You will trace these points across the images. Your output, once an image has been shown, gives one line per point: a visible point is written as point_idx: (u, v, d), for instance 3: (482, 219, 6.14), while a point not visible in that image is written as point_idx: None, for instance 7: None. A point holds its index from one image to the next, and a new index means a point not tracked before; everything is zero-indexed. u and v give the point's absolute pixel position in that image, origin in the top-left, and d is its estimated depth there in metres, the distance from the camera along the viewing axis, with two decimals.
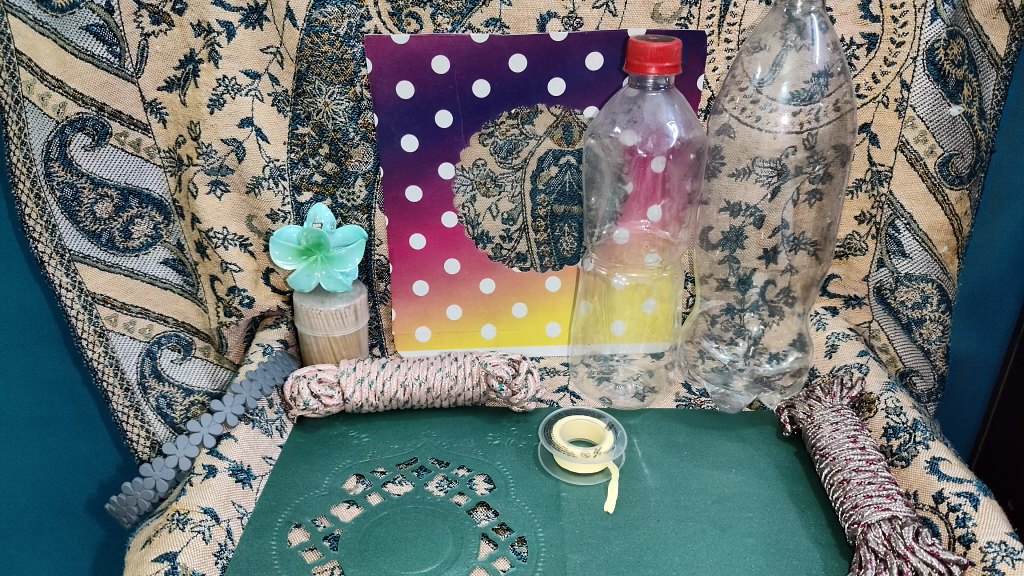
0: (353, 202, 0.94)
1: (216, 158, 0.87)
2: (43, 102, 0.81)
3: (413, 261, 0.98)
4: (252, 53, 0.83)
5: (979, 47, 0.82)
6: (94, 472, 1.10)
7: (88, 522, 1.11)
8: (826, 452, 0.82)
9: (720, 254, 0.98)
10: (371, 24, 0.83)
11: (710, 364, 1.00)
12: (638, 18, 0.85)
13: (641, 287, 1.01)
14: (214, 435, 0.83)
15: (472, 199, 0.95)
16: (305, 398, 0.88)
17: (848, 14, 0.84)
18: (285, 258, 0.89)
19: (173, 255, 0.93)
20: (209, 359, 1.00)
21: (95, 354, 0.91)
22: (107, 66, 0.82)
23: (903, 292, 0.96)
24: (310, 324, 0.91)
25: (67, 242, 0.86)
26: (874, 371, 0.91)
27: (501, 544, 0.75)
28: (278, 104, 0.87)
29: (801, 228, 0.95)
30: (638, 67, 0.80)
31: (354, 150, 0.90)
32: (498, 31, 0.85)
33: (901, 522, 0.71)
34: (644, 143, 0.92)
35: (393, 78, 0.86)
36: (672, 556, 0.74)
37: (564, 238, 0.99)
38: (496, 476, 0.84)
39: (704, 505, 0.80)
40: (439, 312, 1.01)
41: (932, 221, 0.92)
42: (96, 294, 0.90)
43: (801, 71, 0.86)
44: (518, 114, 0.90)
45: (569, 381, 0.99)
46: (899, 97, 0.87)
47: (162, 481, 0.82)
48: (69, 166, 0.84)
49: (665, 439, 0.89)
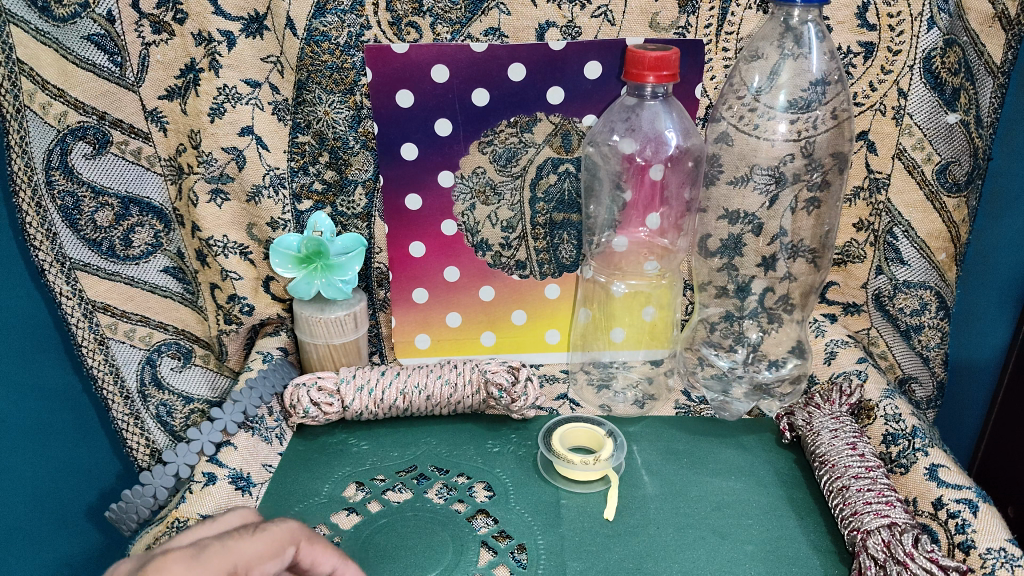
0: (353, 210, 0.94)
1: (216, 167, 0.88)
2: (44, 111, 0.81)
3: (413, 269, 0.98)
4: (252, 63, 0.83)
5: (975, 54, 0.83)
6: (94, 481, 1.10)
7: (88, 531, 1.12)
8: (826, 459, 0.82)
9: (719, 261, 0.99)
10: (371, 33, 0.84)
11: (710, 372, 1.00)
12: (637, 27, 0.85)
13: (641, 295, 1.03)
14: (214, 443, 0.85)
15: (472, 207, 0.95)
16: (305, 406, 0.87)
17: (844, 22, 0.84)
18: (285, 266, 0.89)
19: (173, 263, 0.94)
20: (209, 367, 1.00)
21: (95, 362, 0.91)
22: (107, 75, 0.82)
23: (901, 299, 0.96)
24: (310, 332, 0.91)
25: (67, 250, 0.87)
26: (873, 378, 0.91)
27: (501, 551, 0.75)
28: (279, 113, 0.87)
29: (801, 235, 0.95)
30: (637, 76, 0.80)
31: (354, 158, 0.91)
32: (497, 40, 0.85)
33: (901, 528, 0.71)
34: (642, 151, 0.92)
35: (393, 87, 0.87)
36: (672, 563, 0.74)
37: (562, 246, 0.99)
38: (495, 483, 0.84)
39: (704, 512, 0.80)
40: (440, 320, 1.02)
41: (930, 229, 0.92)
42: (96, 302, 0.90)
43: (799, 80, 0.86)
44: (518, 122, 0.90)
45: (569, 389, 0.99)
46: (897, 105, 0.87)
47: (162, 489, 0.84)
48: (69, 174, 0.84)
49: (665, 447, 0.89)
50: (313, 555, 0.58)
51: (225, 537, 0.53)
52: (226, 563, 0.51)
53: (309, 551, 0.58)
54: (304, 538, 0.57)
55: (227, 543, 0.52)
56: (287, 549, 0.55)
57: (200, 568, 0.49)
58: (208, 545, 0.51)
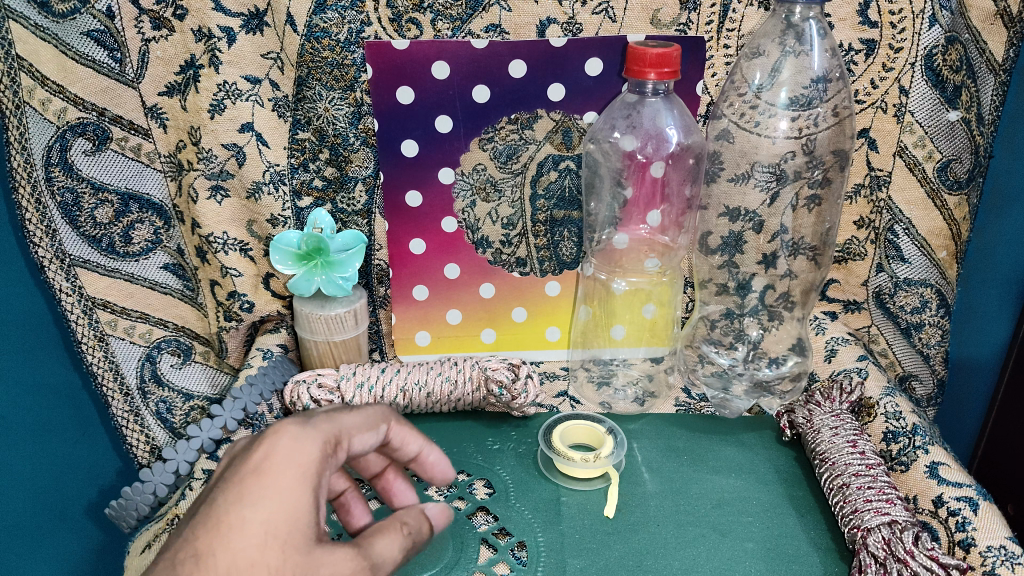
0: (353, 207, 0.94)
1: (216, 163, 0.88)
2: (43, 107, 0.81)
3: (413, 266, 0.98)
4: (253, 59, 0.83)
5: (977, 52, 0.83)
6: (94, 476, 1.10)
7: (88, 527, 1.11)
8: (826, 457, 0.82)
9: (720, 258, 0.99)
10: (371, 29, 0.83)
11: (710, 369, 1.00)
12: (638, 23, 0.85)
13: (641, 292, 1.03)
14: (214, 439, 0.86)
15: (472, 204, 0.95)
16: (305, 402, 0.87)
17: (846, 19, 0.84)
18: (285, 262, 0.88)
19: (173, 259, 0.93)
20: (209, 364, 1.00)
21: (95, 358, 0.92)
22: (107, 71, 0.82)
23: (902, 297, 0.96)
24: (310, 329, 0.91)
25: (67, 246, 0.87)
26: (874, 376, 0.91)
27: (501, 549, 0.75)
28: (279, 109, 0.86)
29: (801, 232, 0.96)
30: (638, 72, 0.80)
31: (354, 155, 0.90)
32: (498, 36, 0.85)
33: (901, 526, 0.70)
34: (643, 147, 0.93)
35: (393, 83, 0.86)
36: (672, 560, 0.74)
37: (563, 243, 0.98)
38: (496, 481, 0.84)
39: (704, 509, 0.80)
40: (440, 317, 1.02)
41: (931, 227, 0.92)
42: (96, 298, 0.90)
43: (800, 77, 0.86)
44: (518, 119, 0.90)
45: (569, 386, 0.99)
46: (898, 102, 0.87)
47: (162, 486, 0.85)
48: (69, 170, 0.84)
49: (665, 444, 0.89)
50: (403, 435, 0.65)
51: (330, 412, 0.58)
52: (332, 428, 0.56)
53: (399, 432, 0.64)
54: (393, 419, 0.64)
55: (331, 414, 0.58)
56: (380, 426, 0.62)
57: (312, 431, 0.55)
58: (316, 416, 0.57)
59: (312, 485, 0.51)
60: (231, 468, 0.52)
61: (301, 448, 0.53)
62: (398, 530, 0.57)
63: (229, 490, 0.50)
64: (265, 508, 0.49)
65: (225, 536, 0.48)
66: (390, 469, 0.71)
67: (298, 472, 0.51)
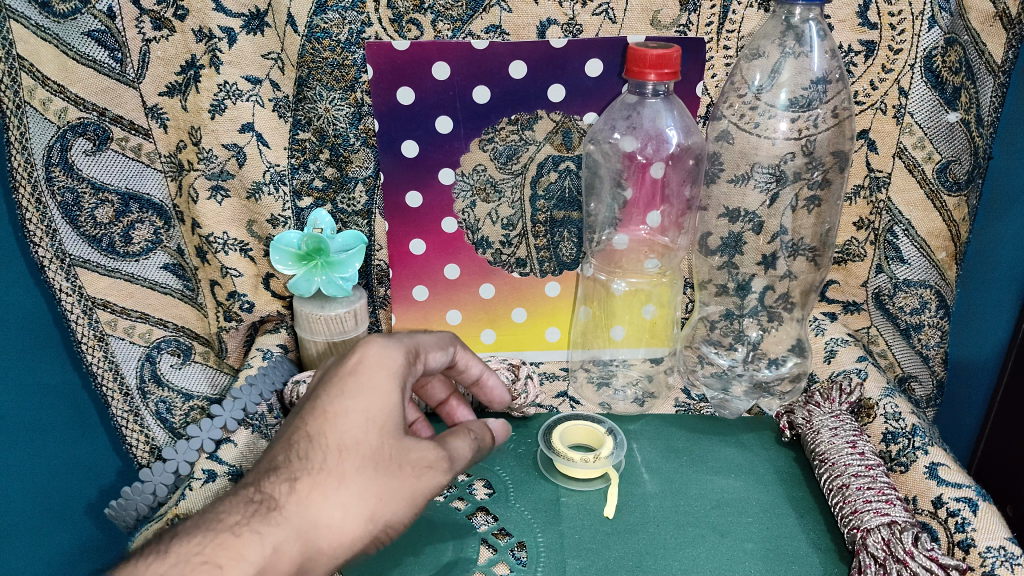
0: (353, 207, 0.94)
1: (217, 163, 0.88)
2: (44, 107, 0.81)
3: (413, 266, 0.98)
4: (253, 59, 0.83)
5: (976, 53, 0.83)
6: (94, 477, 1.10)
7: (87, 527, 1.11)
8: (826, 457, 0.82)
9: (720, 259, 0.99)
10: (371, 30, 0.83)
11: (710, 370, 1.01)
12: (638, 24, 0.85)
13: (641, 292, 1.03)
14: (214, 439, 0.87)
15: (472, 204, 0.95)
16: None
17: (845, 21, 0.84)
18: (285, 262, 0.89)
19: (173, 259, 0.94)
20: (209, 364, 1.00)
21: (95, 358, 0.92)
22: (107, 72, 0.82)
23: (902, 297, 0.96)
24: (309, 329, 0.91)
25: (67, 246, 0.87)
26: (874, 376, 0.90)
27: (501, 549, 0.75)
28: (279, 109, 0.86)
29: (801, 233, 0.96)
30: (638, 73, 0.80)
31: (354, 155, 0.91)
32: (498, 37, 0.85)
33: (901, 526, 0.71)
34: (643, 148, 0.93)
35: (394, 84, 0.86)
36: (672, 561, 0.74)
37: (563, 244, 0.99)
38: (496, 481, 0.83)
39: (704, 510, 0.80)
40: (440, 317, 1.02)
41: (930, 228, 0.92)
42: (96, 298, 0.90)
43: (800, 78, 0.86)
44: (518, 120, 0.90)
45: (569, 386, 1.00)
46: (897, 103, 0.87)
47: (162, 486, 0.86)
48: (69, 170, 0.84)
49: (665, 445, 0.89)
50: (466, 360, 0.77)
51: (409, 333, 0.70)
52: (411, 343, 0.67)
53: (463, 356, 0.76)
54: (459, 344, 0.76)
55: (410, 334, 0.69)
56: (449, 347, 0.73)
57: (396, 343, 0.65)
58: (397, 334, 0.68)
59: (399, 382, 0.63)
60: (329, 372, 0.63)
61: (387, 355, 0.63)
62: (467, 434, 0.67)
63: (331, 387, 0.61)
64: (363, 401, 0.60)
65: (333, 422, 0.60)
66: (453, 396, 0.82)
67: (387, 373, 0.62)
